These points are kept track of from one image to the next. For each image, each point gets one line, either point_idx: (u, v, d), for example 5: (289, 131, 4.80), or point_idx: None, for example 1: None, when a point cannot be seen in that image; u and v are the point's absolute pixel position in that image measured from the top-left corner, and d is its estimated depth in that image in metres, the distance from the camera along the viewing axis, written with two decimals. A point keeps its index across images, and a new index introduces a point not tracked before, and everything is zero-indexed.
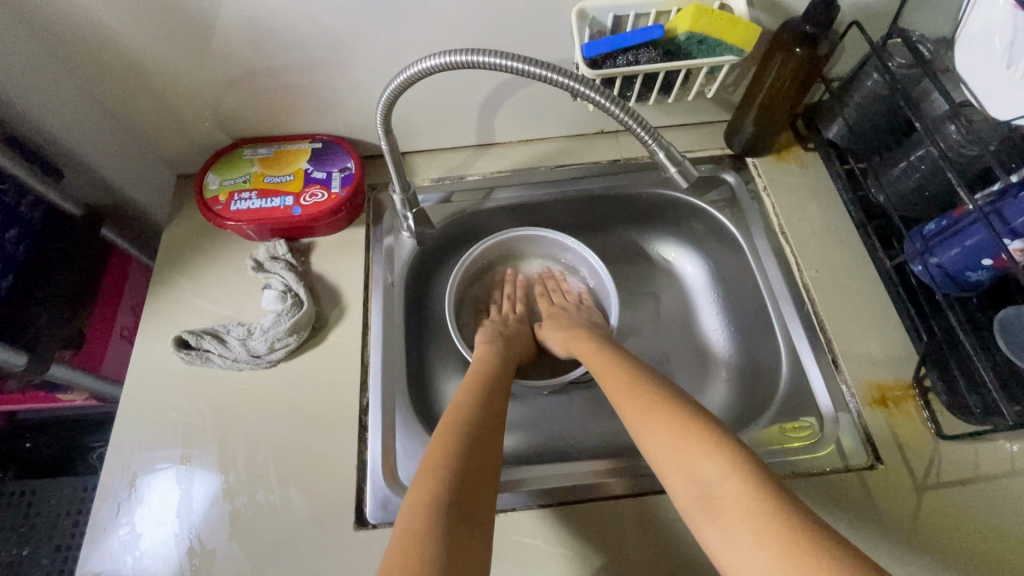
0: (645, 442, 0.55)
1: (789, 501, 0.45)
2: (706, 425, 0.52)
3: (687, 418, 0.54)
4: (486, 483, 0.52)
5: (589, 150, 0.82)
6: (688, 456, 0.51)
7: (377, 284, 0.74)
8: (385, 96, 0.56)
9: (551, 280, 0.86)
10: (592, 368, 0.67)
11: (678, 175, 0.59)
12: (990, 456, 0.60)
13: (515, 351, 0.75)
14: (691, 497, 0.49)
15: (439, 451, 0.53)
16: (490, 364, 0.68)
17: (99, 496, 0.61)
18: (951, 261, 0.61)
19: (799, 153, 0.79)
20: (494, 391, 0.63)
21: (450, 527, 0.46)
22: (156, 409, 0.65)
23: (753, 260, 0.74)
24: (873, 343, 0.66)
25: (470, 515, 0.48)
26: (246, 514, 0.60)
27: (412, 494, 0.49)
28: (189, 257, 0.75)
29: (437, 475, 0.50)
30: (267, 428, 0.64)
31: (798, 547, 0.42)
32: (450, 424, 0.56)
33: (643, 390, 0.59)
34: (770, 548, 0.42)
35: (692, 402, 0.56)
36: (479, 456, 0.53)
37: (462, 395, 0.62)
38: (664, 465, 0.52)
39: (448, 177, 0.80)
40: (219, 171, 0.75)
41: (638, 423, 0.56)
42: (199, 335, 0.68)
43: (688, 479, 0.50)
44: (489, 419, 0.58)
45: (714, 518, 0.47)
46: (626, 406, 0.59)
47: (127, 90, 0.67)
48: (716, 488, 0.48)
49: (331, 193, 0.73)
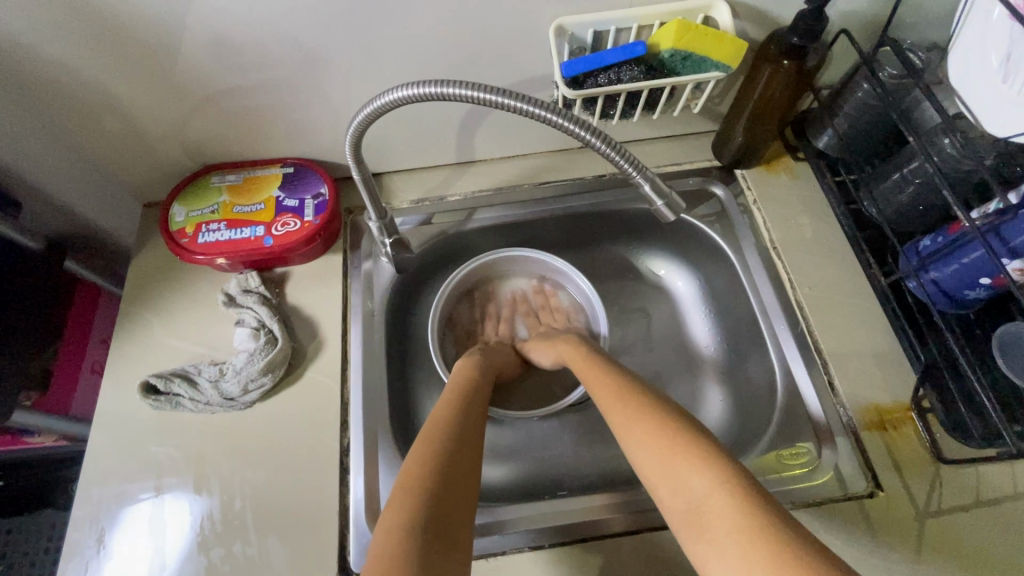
0: (633, 454, 0.52)
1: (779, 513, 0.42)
2: (693, 433, 0.50)
3: (674, 427, 0.51)
4: (464, 501, 0.49)
5: (574, 165, 0.79)
6: (675, 467, 0.48)
7: (356, 314, 0.71)
8: (354, 127, 0.52)
9: (539, 296, 0.84)
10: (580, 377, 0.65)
11: (666, 210, 0.59)
12: (991, 478, 0.58)
13: (496, 361, 0.72)
14: (680, 512, 0.46)
15: (416, 469, 0.49)
16: (472, 377, 0.65)
17: (65, 555, 0.58)
18: (948, 278, 0.59)
19: (788, 163, 0.77)
20: (475, 405, 0.60)
21: (426, 549, 0.43)
22: (125, 458, 0.62)
23: (745, 277, 0.73)
24: (869, 361, 0.65)
25: (446, 533, 0.45)
26: (223, 569, 0.57)
27: (386, 512, 0.46)
28: (157, 293, 0.71)
29: (415, 495, 0.47)
30: (245, 475, 0.61)
31: (786, 560, 0.38)
32: (427, 440, 0.53)
33: (630, 397, 0.57)
34: (757, 564, 0.39)
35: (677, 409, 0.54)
36: (457, 474, 0.50)
37: (440, 409, 0.59)
38: (652, 478, 0.49)
39: (428, 198, 0.78)
40: (185, 201, 0.71)
41: (626, 434, 0.54)
42: (168, 378, 0.64)
43: (675, 492, 0.47)
44: (467, 436, 0.55)
45: (701, 533, 0.44)
46: (613, 414, 0.56)
47: (84, 119, 0.64)
48: (702, 502, 0.45)
49: (304, 221, 0.70)
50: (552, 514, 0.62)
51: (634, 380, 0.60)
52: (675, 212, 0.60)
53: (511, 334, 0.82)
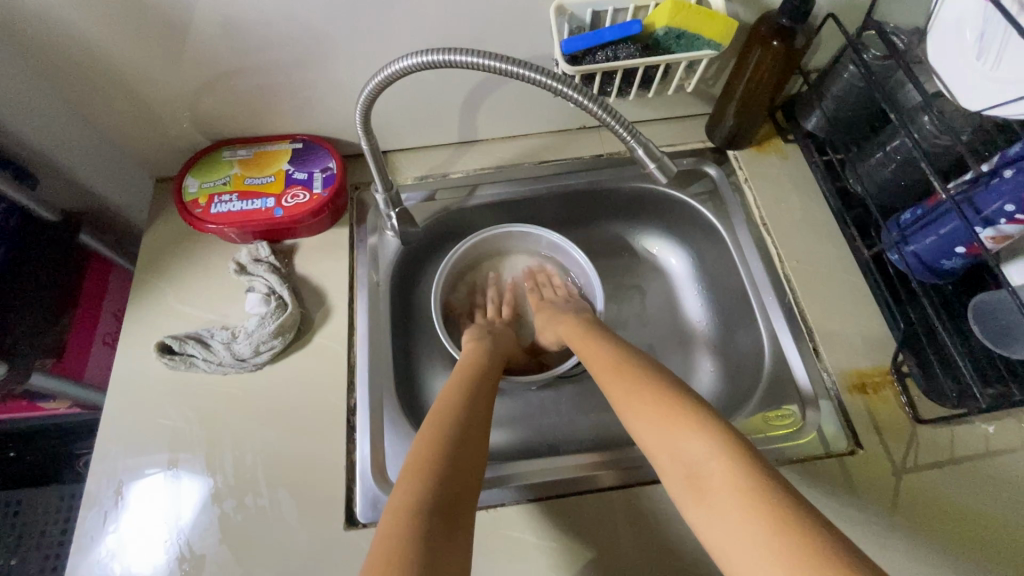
0: (632, 424, 0.54)
1: (775, 477, 0.44)
2: (693, 404, 0.52)
3: (676, 398, 0.53)
4: (469, 485, 0.51)
5: (572, 144, 0.82)
6: (675, 435, 0.50)
7: (362, 284, 0.74)
8: (363, 98, 0.55)
9: (540, 274, 0.85)
10: (581, 352, 0.67)
11: (658, 170, 0.60)
12: (964, 437, 0.61)
13: (502, 343, 0.75)
14: (678, 477, 0.48)
15: (424, 453, 0.51)
16: (480, 361, 0.68)
17: (84, 505, 0.61)
18: (927, 250, 0.62)
19: (779, 144, 0.80)
20: (481, 389, 0.62)
21: (433, 527, 0.45)
22: (141, 417, 0.65)
23: (735, 251, 0.76)
24: (853, 330, 0.68)
25: (451, 518, 0.47)
26: (235, 518, 0.60)
27: (395, 496, 0.48)
28: (171, 261, 0.74)
29: (424, 476, 0.49)
30: (256, 432, 0.64)
31: (783, 521, 0.41)
32: (436, 422, 0.55)
33: (631, 372, 0.59)
34: (756, 527, 0.41)
35: (675, 381, 0.56)
36: (464, 458, 0.52)
37: (452, 390, 0.61)
38: (653, 445, 0.51)
39: (432, 175, 0.80)
40: (198, 174, 0.74)
41: (627, 406, 0.56)
42: (182, 339, 0.67)
43: (675, 459, 0.49)
44: (475, 420, 0.57)
45: (701, 497, 0.46)
46: (614, 388, 0.58)
47: (102, 94, 0.66)
48: (703, 468, 0.47)
49: (312, 193, 0.73)
50: (547, 471, 0.65)
51: (636, 354, 0.62)
52: (667, 174, 0.60)
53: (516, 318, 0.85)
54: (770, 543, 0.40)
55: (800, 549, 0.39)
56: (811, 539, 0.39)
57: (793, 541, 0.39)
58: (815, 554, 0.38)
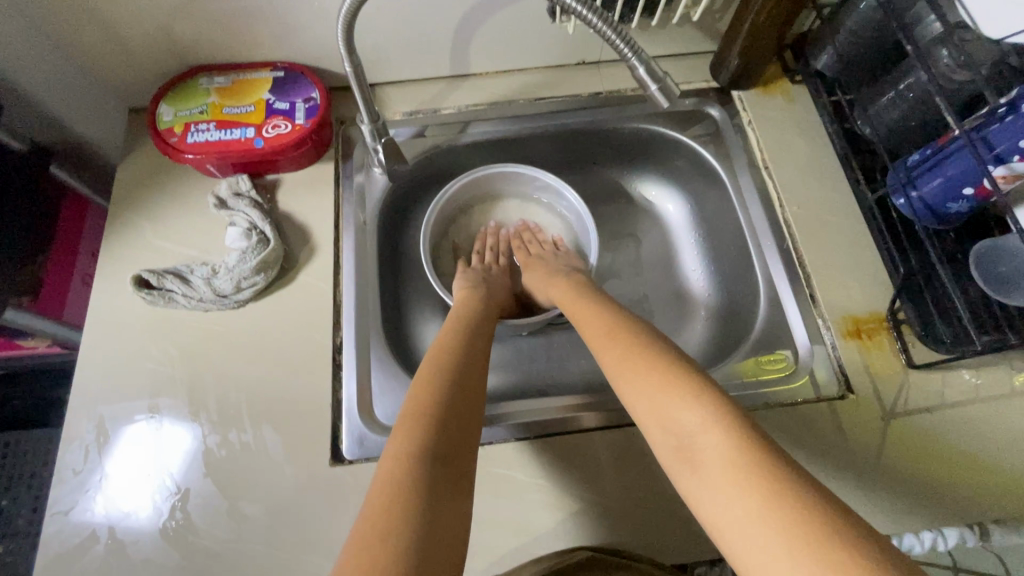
0: (621, 389, 0.50)
1: (773, 448, 0.40)
2: (689, 371, 0.48)
3: (669, 363, 0.49)
4: (469, 432, 0.49)
5: (570, 81, 0.78)
6: (667, 402, 0.46)
7: (348, 223, 0.71)
8: (346, 9, 0.51)
9: (527, 232, 0.81)
10: (569, 312, 0.63)
11: (659, 92, 0.54)
12: (955, 384, 0.61)
13: (496, 296, 0.71)
14: (669, 448, 0.44)
15: (419, 403, 0.49)
16: (472, 311, 0.65)
17: (64, 439, 0.59)
18: (933, 192, 0.60)
19: (785, 85, 0.77)
20: (475, 338, 0.60)
21: (434, 478, 0.43)
22: (120, 354, 0.63)
23: (735, 196, 0.73)
24: (851, 277, 0.66)
25: (453, 465, 0.45)
26: (220, 454, 0.59)
27: (393, 443, 0.46)
28: (147, 195, 0.71)
29: (419, 424, 0.47)
30: (239, 370, 0.63)
31: (781, 499, 0.37)
32: (428, 373, 0.53)
33: (621, 335, 0.54)
34: (752, 503, 0.38)
35: (667, 345, 0.52)
36: (463, 406, 0.50)
37: (442, 342, 0.58)
38: (642, 412, 0.47)
39: (421, 110, 0.76)
40: (173, 102, 0.69)
41: (616, 371, 0.51)
42: (160, 274, 0.65)
43: (666, 428, 0.45)
44: (471, 370, 0.55)
45: (693, 470, 0.42)
46: (602, 350, 0.54)
47: (62, 10, 0.61)
48: (695, 438, 0.43)
49: (295, 124, 0.69)
50: (535, 412, 0.65)
51: (625, 313, 0.58)
52: (669, 98, 0.55)
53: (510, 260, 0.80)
54: (773, 521, 0.36)
55: (800, 529, 0.35)
56: (811, 516, 0.36)
57: (797, 518, 0.36)
58: (819, 532, 0.35)
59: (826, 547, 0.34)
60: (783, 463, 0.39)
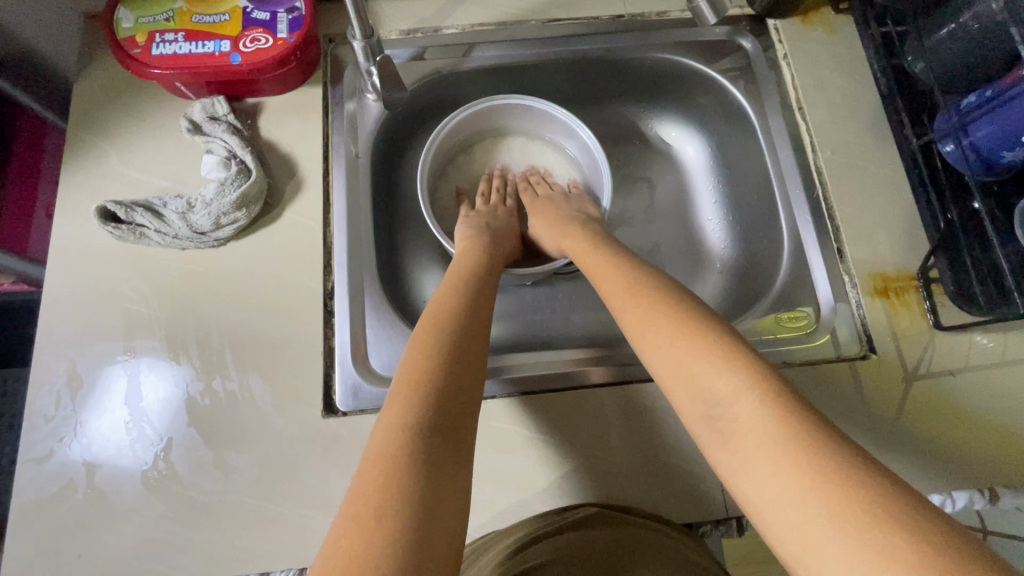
0: (645, 352, 0.46)
1: (813, 420, 0.37)
2: (718, 333, 0.44)
3: (697, 325, 0.45)
4: (470, 399, 0.45)
5: (588, 2, 0.70)
6: (696, 369, 0.42)
7: (338, 155, 0.64)
8: None
9: (534, 176, 0.76)
10: (584, 264, 0.58)
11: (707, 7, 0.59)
12: (983, 346, 0.58)
13: (502, 245, 0.66)
14: (699, 418, 0.41)
15: (416, 369, 0.45)
16: (475, 263, 0.59)
17: (32, 384, 0.55)
18: (988, 138, 0.54)
19: (826, 15, 0.69)
20: (478, 294, 0.55)
21: (434, 449, 0.40)
22: (89, 292, 0.58)
23: (764, 139, 0.67)
24: (882, 230, 0.62)
25: (453, 435, 0.42)
26: (203, 402, 0.55)
27: (385, 413, 0.42)
28: (110, 116, 0.63)
29: (415, 392, 0.43)
30: (222, 314, 0.58)
31: (825, 476, 0.34)
32: (428, 335, 0.49)
33: (644, 293, 0.50)
34: (793, 480, 0.34)
35: (694, 304, 0.47)
36: (463, 371, 0.46)
37: (443, 299, 0.53)
38: (668, 379, 0.44)
39: (421, 29, 0.68)
40: (134, 5, 0.60)
41: (638, 331, 0.47)
42: (129, 207, 0.58)
43: (694, 397, 0.41)
44: (473, 331, 0.50)
45: (725, 442, 0.39)
46: (623, 308, 0.50)
47: None
48: (728, 409, 0.39)
49: (277, 38, 0.60)
50: (540, 364, 0.61)
51: (647, 267, 0.53)
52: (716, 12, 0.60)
53: (517, 205, 0.73)
54: (815, 499, 0.33)
55: (845, 510, 0.32)
56: (859, 496, 0.32)
57: (843, 495, 0.33)
58: (867, 514, 0.32)
59: (875, 528, 0.31)
60: (825, 437, 0.36)
